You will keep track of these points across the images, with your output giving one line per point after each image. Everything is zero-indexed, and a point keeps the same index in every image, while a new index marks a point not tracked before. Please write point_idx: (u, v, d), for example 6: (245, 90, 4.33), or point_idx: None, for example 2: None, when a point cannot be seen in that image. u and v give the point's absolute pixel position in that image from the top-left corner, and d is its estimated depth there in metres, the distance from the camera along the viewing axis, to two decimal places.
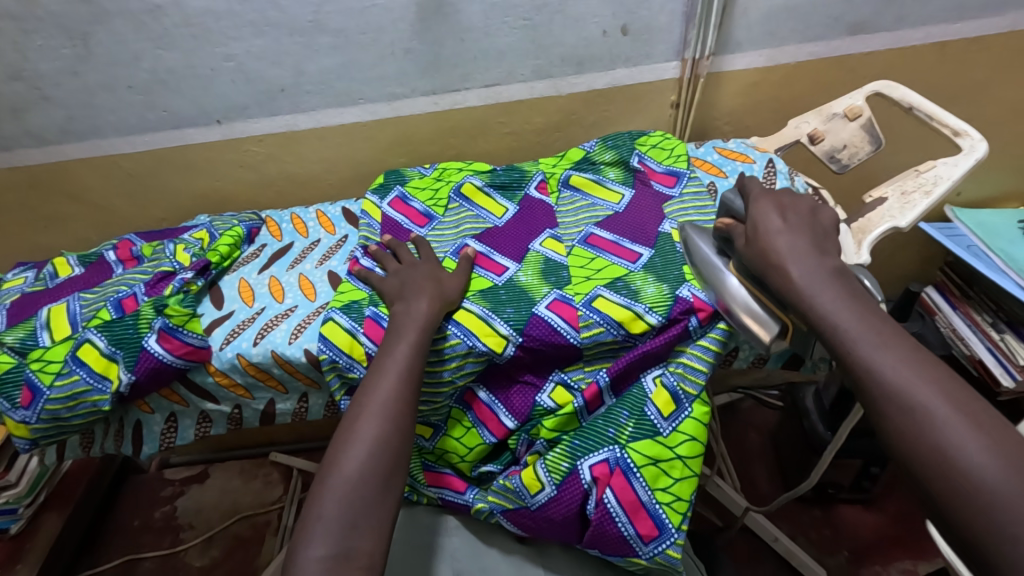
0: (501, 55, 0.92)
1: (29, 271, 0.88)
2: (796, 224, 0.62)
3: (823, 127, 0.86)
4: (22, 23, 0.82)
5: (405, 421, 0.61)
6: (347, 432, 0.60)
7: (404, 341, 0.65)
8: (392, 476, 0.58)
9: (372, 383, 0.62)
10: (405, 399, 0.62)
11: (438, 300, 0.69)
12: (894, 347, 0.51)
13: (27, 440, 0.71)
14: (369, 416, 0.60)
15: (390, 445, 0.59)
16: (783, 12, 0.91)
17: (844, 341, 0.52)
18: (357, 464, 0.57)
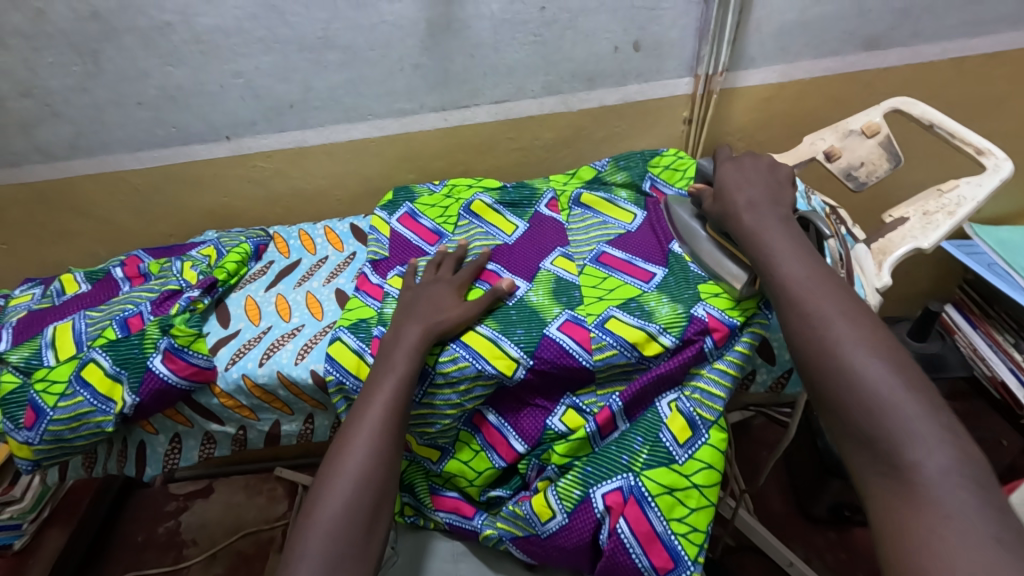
0: (511, 71, 0.91)
1: (37, 288, 0.88)
2: (754, 185, 0.71)
3: (839, 144, 0.85)
4: (32, 40, 0.82)
5: (390, 453, 0.60)
6: (332, 465, 0.59)
7: (393, 371, 0.63)
8: (376, 511, 0.57)
9: (359, 415, 0.61)
10: (392, 430, 0.61)
11: (435, 323, 0.68)
12: (881, 348, 0.51)
13: (29, 461, 0.70)
14: (355, 447, 0.59)
15: (375, 479, 0.58)
16: (798, 27, 0.89)
17: (844, 352, 0.51)
18: (341, 500, 0.56)
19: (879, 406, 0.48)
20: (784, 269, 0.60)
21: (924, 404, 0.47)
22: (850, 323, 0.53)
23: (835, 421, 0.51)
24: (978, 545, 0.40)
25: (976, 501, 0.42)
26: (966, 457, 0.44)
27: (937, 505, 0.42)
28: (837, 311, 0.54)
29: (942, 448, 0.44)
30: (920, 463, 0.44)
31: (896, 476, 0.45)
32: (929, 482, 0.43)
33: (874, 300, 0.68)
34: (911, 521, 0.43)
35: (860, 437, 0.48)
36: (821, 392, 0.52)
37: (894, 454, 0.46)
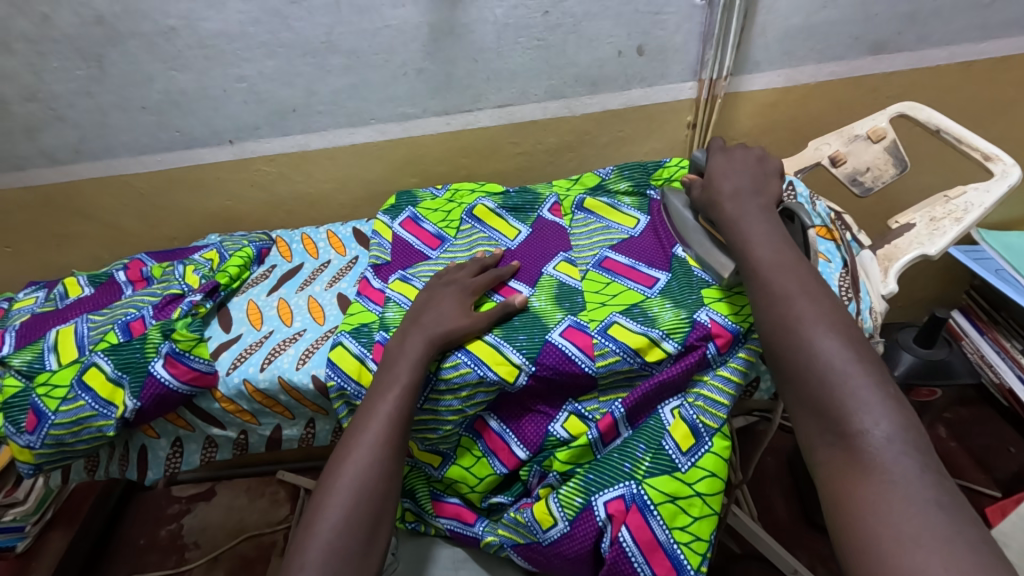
0: (514, 75, 0.91)
1: (40, 291, 0.88)
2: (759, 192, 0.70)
3: (844, 149, 0.84)
4: (37, 45, 0.82)
5: (391, 463, 0.59)
6: (332, 477, 0.58)
7: (395, 381, 0.63)
8: (376, 524, 0.56)
9: (360, 425, 0.61)
10: (393, 443, 0.60)
11: (440, 334, 0.67)
12: (837, 326, 0.53)
13: (30, 465, 0.70)
14: (355, 459, 0.59)
15: (376, 490, 0.58)
16: (803, 31, 0.89)
17: (800, 328, 0.54)
18: (341, 512, 0.56)
19: (828, 375, 0.50)
20: (763, 258, 0.61)
21: (873, 374, 0.49)
22: (854, 331, 0.53)
23: (790, 391, 0.53)
24: (921, 506, 0.41)
25: (916, 464, 0.44)
26: (909, 424, 0.46)
27: (883, 471, 0.44)
28: (793, 288, 0.57)
29: (886, 415, 0.46)
30: (867, 431, 0.46)
31: (841, 443, 0.47)
32: (875, 450, 0.45)
33: (880, 307, 0.68)
34: (857, 486, 0.45)
35: (813, 406, 0.50)
36: (782, 365, 0.54)
37: (842, 422, 0.47)
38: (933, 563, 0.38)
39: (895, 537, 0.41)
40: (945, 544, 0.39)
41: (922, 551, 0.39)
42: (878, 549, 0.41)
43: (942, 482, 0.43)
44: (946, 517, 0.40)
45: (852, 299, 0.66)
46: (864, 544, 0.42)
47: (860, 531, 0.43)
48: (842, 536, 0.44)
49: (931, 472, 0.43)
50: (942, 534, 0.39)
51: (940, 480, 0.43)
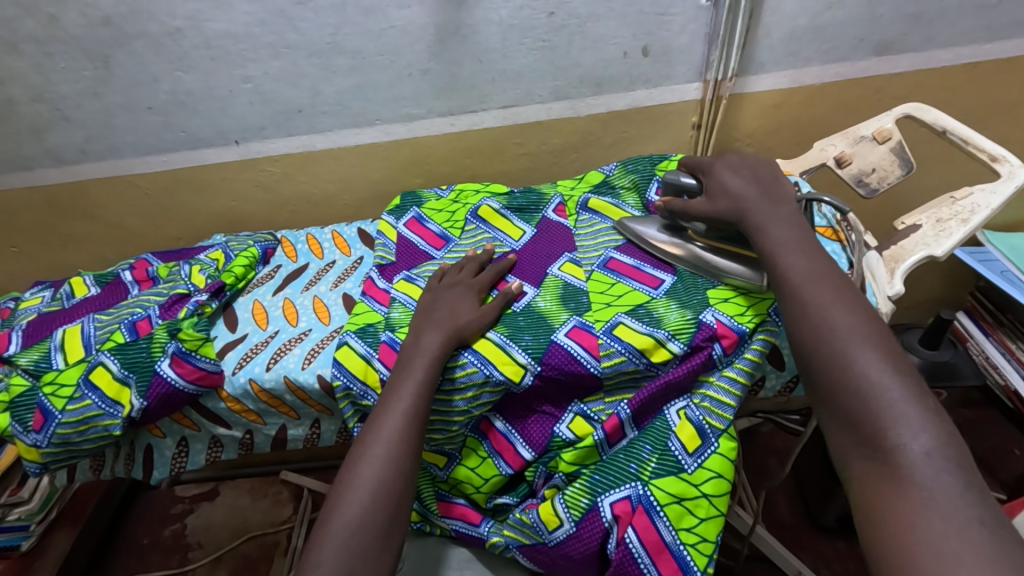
0: (519, 76, 0.91)
1: (46, 291, 0.88)
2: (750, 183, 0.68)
3: (850, 149, 0.84)
4: (44, 45, 0.83)
5: (408, 462, 0.59)
6: (348, 475, 0.58)
7: (411, 377, 0.63)
8: (392, 523, 0.56)
9: (377, 423, 0.61)
10: (409, 441, 0.60)
11: (451, 333, 0.68)
12: (873, 339, 0.51)
13: (37, 464, 0.70)
14: (371, 457, 0.59)
15: (393, 488, 0.57)
16: (807, 32, 0.89)
17: (832, 338, 0.51)
18: (356, 510, 0.56)
19: (866, 388, 0.48)
20: (792, 265, 0.58)
21: (910, 387, 0.47)
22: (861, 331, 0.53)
23: (824, 403, 0.51)
24: (961, 525, 0.40)
25: (958, 482, 0.42)
26: (949, 440, 0.45)
27: (922, 487, 0.42)
28: (827, 297, 0.54)
29: (927, 430, 0.44)
30: (904, 445, 0.44)
31: (876, 458, 0.45)
32: (912, 464, 0.44)
33: (886, 308, 0.68)
34: (893, 503, 0.43)
35: (846, 419, 0.48)
36: (813, 375, 0.52)
37: (878, 436, 0.46)
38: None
39: (933, 554, 0.39)
40: (989, 565, 0.37)
41: (966, 572, 0.37)
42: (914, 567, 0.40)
43: (982, 499, 0.42)
44: (987, 535, 0.39)
45: None
46: (900, 563, 0.41)
47: (896, 549, 0.41)
48: (879, 554, 0.42)
49: (974, 491, 0.42)
50: (987, 557, 0.38)
51: (982, 499, 0.41)
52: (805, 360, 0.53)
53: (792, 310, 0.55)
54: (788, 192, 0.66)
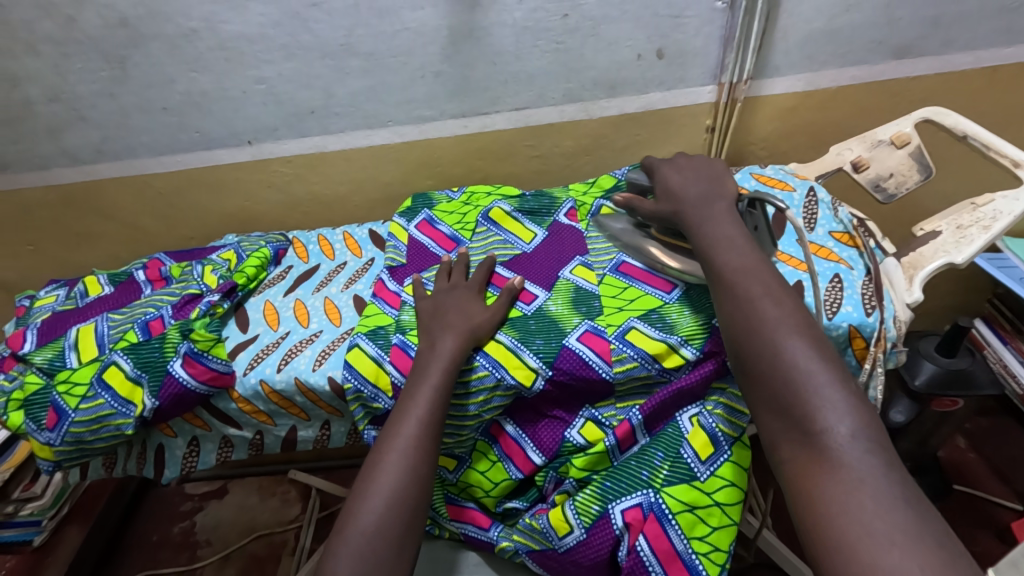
0: (532, 78, 0.91)
1: (61, 289, 0.89)
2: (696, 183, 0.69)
3: (867, 154, 0.83)
4: (61, 46, 0.83)
5: (423, 469, 0.59)
6: (366, 483, 0.58)
7: (426, 382, 0.63)
8: (407, 531, 0.56)
9: (393, 430, 0.61)
10: (424, 448, 0.60)
11: (465, 337, 0.67)
12: (803, 328, 0.51)
13: (50, 462, 0.71)
14: (388, 465, 0.58)
15: (408, 497, 0.57)
16: (825, 36, 0.88)
17: (765, 329, 0.52)
18: (372, 518, 0.55)
19: (794, 374, 0.48)
20: (721, 260, 0.59)
21: (836, 374, 0.48)
22: None
23: (754, 391, 0.51)
24: (889, 506, 0.40)
25: (881, 463, 0.42)
26: (872, 422, 0.45)
27: (851, 469, 0.42)
28: (758, 291, 0.55)
29: (850, 413, 0.45)
30: (831, 429, 0.44)
31: (806, 442, 0.45)
32: (839, 448, 0.43)
33: (904, 316, 0.68)
34: (822, 486, 0.43)
35: (775, 405, 0.48)
36: (747, 366, 0.52)
37: (808, 421, 0.46)
38: (909, 563, 0.36)
39: (866, 536, 0.39)
40: (915, 544, 0.37)
41: (899, 553, 0.37)
42: (845, 551, 0.39)
43: (904, 480, 0.42)
44: (911, 514, 0.39)
45: (876, 308, 0.67)
46: (831, 547, 0.40)
47: (823, 533, 0.41)
48: (809, 539, 0.42)
49: (895, 472, 0.42)
50: (912, 534, 0.38)
51: (903, 480, 0.42)
52: (740, 354, 0.53)
53: (729, 305, 0.56)
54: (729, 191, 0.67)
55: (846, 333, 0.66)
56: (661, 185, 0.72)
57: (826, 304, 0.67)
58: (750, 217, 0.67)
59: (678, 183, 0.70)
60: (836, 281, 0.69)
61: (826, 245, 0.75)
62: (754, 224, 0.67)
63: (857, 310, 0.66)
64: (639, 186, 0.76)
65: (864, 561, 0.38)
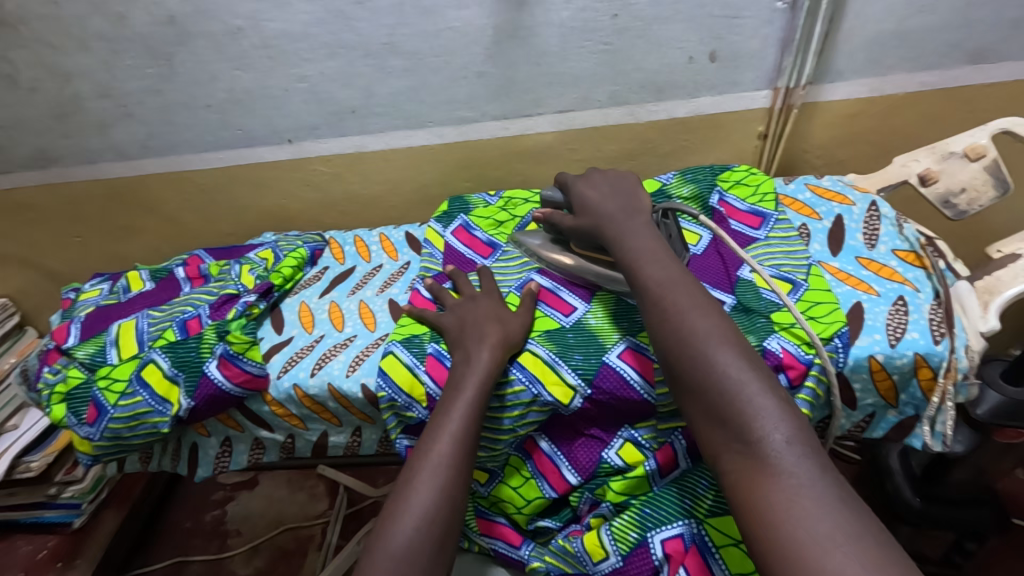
0: (577, 80, 0.88)
1: (104, 283, 0.90)
2: (612, 197, 0.69)
3: (936, 166, 0.78)
4: (111, 43, 0.84)
5: (456, 489, 0.56)
6: (397, 502, 0.56)
7: (461, 398, 0.61)
8: (438, 553, 0.53)
9: (425, 447, 0.59)
10: (457, 467, 0.57)
11: (501, 348, 0.65)
12: (733, 340, 0.51)
13: (89, 455, 0.72)
14: (419, 484, 0.56)
15: (440, 518, 0.54)
16: (893, 38, 0.82)
17: (695, 342, 0.51)
18: (404, 538, 0.52)
19: (727, 385, 0.48)
20: (647, 272, 0.59)
21: (767, 383, 0.48)
22: None
23: (691, 404, 0.51)
24: (829, 507, 0.40)
25: (816, 466, 0.43)
26: (806, 428, 0.45)
27: (794, 476, 0.42)
28: (688, 303, 0.54)
29: (784, 418, 0.45)
30: (767, 436, 0.44)
31: (745, 451, 0.45)
32: (776, 454, 0.43)
33: (978, 345, 0.62)
34: (765, 494, 0.42)
35: (714, 416, 0.48)
36: (681, 380, 0.51)
37: (745, 430, 0.45)
38: (852, 562, 0.36)
39: (812, 540, 0.39)
40: (854, 542, 0.38)
41: (842, 554, 0.37)
42: (792, 558, 0.39)
43: None
44: (847, 514, 0.40)
45: (944, 336, 0.62)
46: (782, 551, 0.39)
47: (766, 542, 0.41)
48: None
49: (828, 473, 0.42)
50: (852, 533, 0.38)
51: (838, 481, 0.42)
52: (671, 363, 0.52)
53: (656, 323, 0.55)
54: (643, 205, 0.68)
55: (911, 363, 0.62)
56: (578, 201, 0.71)
57: (889, 329, 0.64)
58: (664, 228, 0.70)
59: (596, 198, 0.70)
60: (900, 304, 0.66)
61: (888, 264, 0.71)
62: (668, 233, 0.70)
63: (924, 338, 0.62)
64: (554, 203, 0.77)
65: (810, 561, 0.38)
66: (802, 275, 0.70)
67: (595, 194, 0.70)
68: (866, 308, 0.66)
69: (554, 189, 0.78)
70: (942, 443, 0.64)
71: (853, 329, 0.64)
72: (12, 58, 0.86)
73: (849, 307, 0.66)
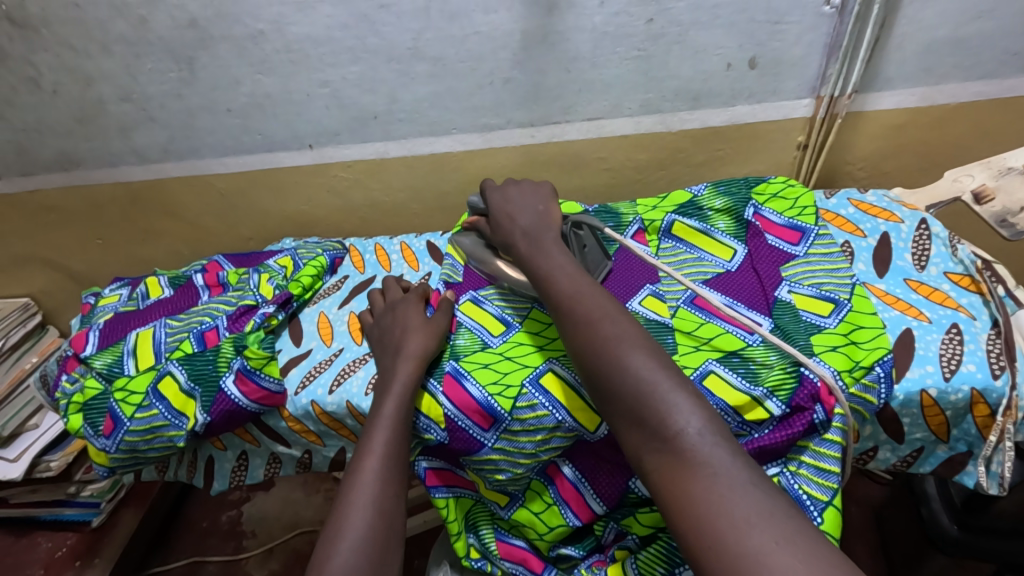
0: (608, 87, 0.84)
1: (123, 288, 0.89)
2: (524, 211, 0.69)
3: (993, 183, 0.73)
4: (133, 47, 0.83)
5: (390, 503, 0.56)
6: (334, 526, 0.54)
7: (381, 416, 0.61)
8: (380, 571, 0.52)
9: (354, 467, 0.58)
10: (388, 482, 0.57)
11: (418, 361, 0.65)
12: None
13: (106, 467, 0.71)
14: (354, 504, 0.55)
15: (378, 535, 0.54)
16: (947, 46, 0.77)
17: (609, 348, 0.51)
18: (342, 563, 0.51)
19: (639, 386, 0.48)
20: (557, 284, 0.59)
21: (675, 379, 0.48)
22: None
23: (608, 407, 0.50)
24: (741, 491, 0.40)
25: (727, 452, 0.43)
26: (714, 417, 0.46)
27: (706, 465, 0.42)
28: (595, 313, 0.54)
29: (695, 411, 0.45)
30: (682, 430, 0.44)
31: (665, 449, 0.44)
32: (692, 446, 0.43)
33: None
34: (687, 487, 0.42)
35: (630, 418, 0.47)
36: (600, 386, 0.51)
37: (663, 427, 0.45)
38: (767, 540, 0.37)
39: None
40: (768, 521, 0.38)
41: (756, 531, 0.37)
42: (712, 540, 0.38)
43: None
44: (760, 495, 0.40)
45: (1005, 370, 0.58)
46: (700, 527, 0.40)
47: (684, 529, 0.40)
48: None
49: (740, 456, 0.43)
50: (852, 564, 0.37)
51: (749, 463, 0.43)
52: (588, 371, 0.52)
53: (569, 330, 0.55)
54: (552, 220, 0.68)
55: (967, 398, 0.58)
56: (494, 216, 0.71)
57: (942, 360, 0.59)
58: (576, 238, 0.71)
59: (510, 214, 0.69)
60: (954, 333, 0.61)
61: (939, 288, 0.67)
62: (581, 243, 0.71)
63: (981, 371, 0.58)
64: (477, 209, 0.76)
65: (729, 540, 0.38)
66: (846, 295, 0.66)
67: (509, 209, 0.70)
68: (917, 336, 0.62)
69: (477, 196, 0.76)
70: (998, 486, 0.58)
71: (903, 359, 0.60)
72: (35, 62, 0.86)
73: (897, 334, 0.62)
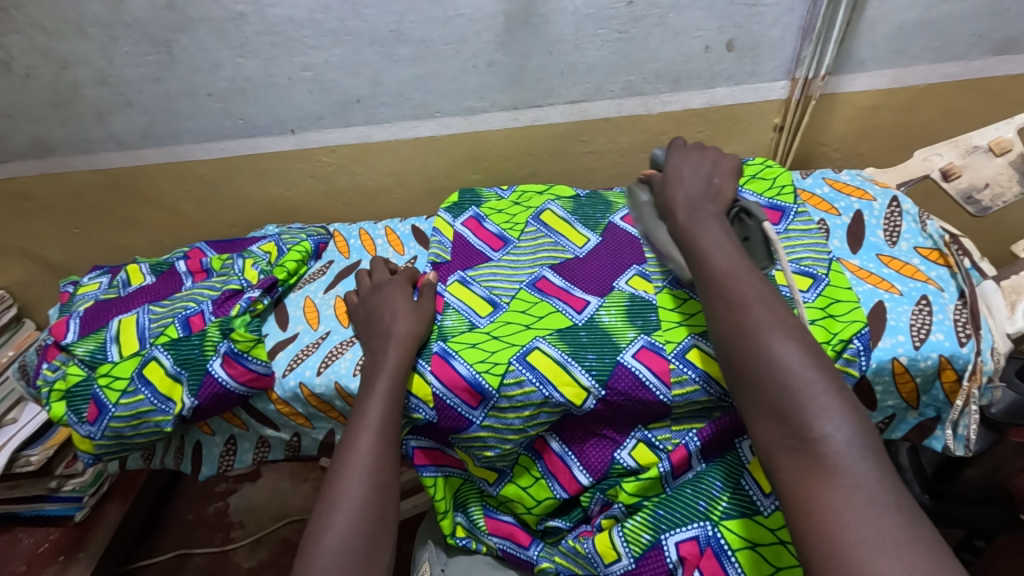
0: (590, 70, 0.85)
1: (103, 276, 0.88)
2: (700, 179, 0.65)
3: (960, 161, 0.76)
4: (109, 29, 0.81)
5: (385, 478, 0.58)
6: (330, 499, 0.56)
7: (374, 394, 0.61)
8: (374, 542, 0.55)
9: (348, 443, 0.59)
10: (382, 458, 0.59)
11: (407, 344, 0.66)
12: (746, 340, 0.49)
13: (90, 454, 0.71)
14: (349, 479, 0.57)
15: (374, 509, 0.56)
16: (918, 27, 0.79)
17: (759, 334, 0.49)
18: (337, 535, 0.54)
19: (789, 381, 0.46)
20: (710, 261, 0.56)
21: (830, 382, 0.46)
22: None
23: (746, 396, 0.49)
24: (881, 510, 0.39)
25: (876, 469, 0.41)
26: (867, 429, 0.44)
27: (845, 474, 0.41)
28: (752, 296, 0.52)
29: (846, 419, 0.43)
30: (828, 435, 0.43)
31: (804, 450, 0.43)
32: (836, 454, 0.42)
33: (1004, 346, 0.61)
34: (820, 493, 0.41)
35: (773, 411, 0.46)
36: (741, 373, 0.49)
37: (805, 427, 0.44)
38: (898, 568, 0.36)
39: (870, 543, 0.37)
40: (897, 546, 0.37)
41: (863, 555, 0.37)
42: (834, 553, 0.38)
43: None
44: (853, 512, 0.40)
45: (971, 337, 0.61)
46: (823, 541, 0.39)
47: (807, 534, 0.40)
48: None
49: None
50: (877, 529, 0.38)
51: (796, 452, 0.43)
52: None
53: (719, 307, 0.53)
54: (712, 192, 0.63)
55: (935, 364, 0.61)
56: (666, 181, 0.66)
57: (913, 330, 0.62)
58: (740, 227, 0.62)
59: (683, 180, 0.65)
60: (924, 304, 0.64)
61: (910, 262, 0.69)
62: (745, 234, 0.62)
63: (949, 339, 0.61)
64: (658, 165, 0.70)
65: (852, 559, 0.38)
66: (823, 270, 0.68)
67: (682, 173, 0.65)
68: (889, 308, 0.64)
69: (661, 150, 0.71)
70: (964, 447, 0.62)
71: (876, 330, 0.62)
72: (6, 44, 0.83)
73: (870, 306, 0.64)
